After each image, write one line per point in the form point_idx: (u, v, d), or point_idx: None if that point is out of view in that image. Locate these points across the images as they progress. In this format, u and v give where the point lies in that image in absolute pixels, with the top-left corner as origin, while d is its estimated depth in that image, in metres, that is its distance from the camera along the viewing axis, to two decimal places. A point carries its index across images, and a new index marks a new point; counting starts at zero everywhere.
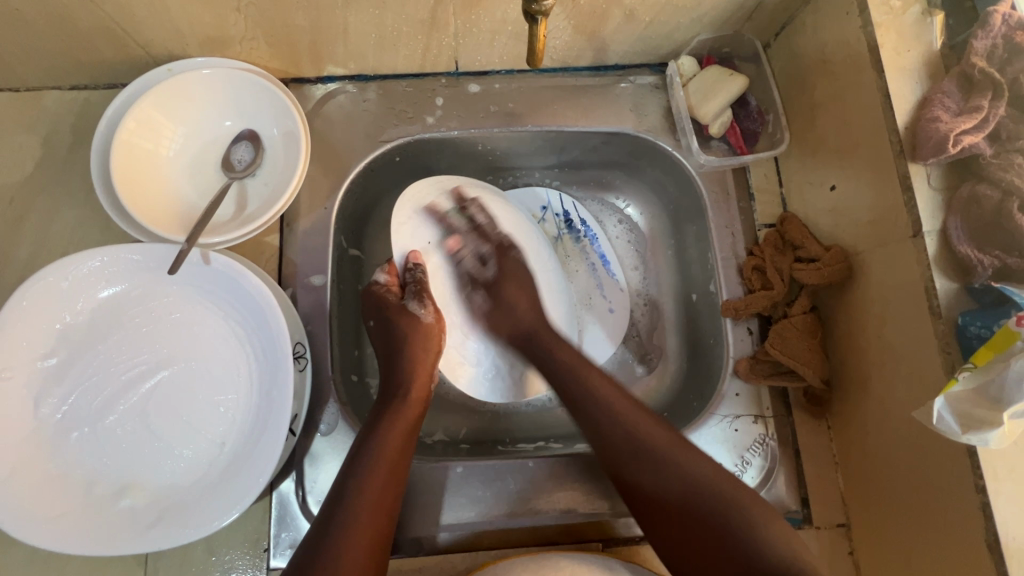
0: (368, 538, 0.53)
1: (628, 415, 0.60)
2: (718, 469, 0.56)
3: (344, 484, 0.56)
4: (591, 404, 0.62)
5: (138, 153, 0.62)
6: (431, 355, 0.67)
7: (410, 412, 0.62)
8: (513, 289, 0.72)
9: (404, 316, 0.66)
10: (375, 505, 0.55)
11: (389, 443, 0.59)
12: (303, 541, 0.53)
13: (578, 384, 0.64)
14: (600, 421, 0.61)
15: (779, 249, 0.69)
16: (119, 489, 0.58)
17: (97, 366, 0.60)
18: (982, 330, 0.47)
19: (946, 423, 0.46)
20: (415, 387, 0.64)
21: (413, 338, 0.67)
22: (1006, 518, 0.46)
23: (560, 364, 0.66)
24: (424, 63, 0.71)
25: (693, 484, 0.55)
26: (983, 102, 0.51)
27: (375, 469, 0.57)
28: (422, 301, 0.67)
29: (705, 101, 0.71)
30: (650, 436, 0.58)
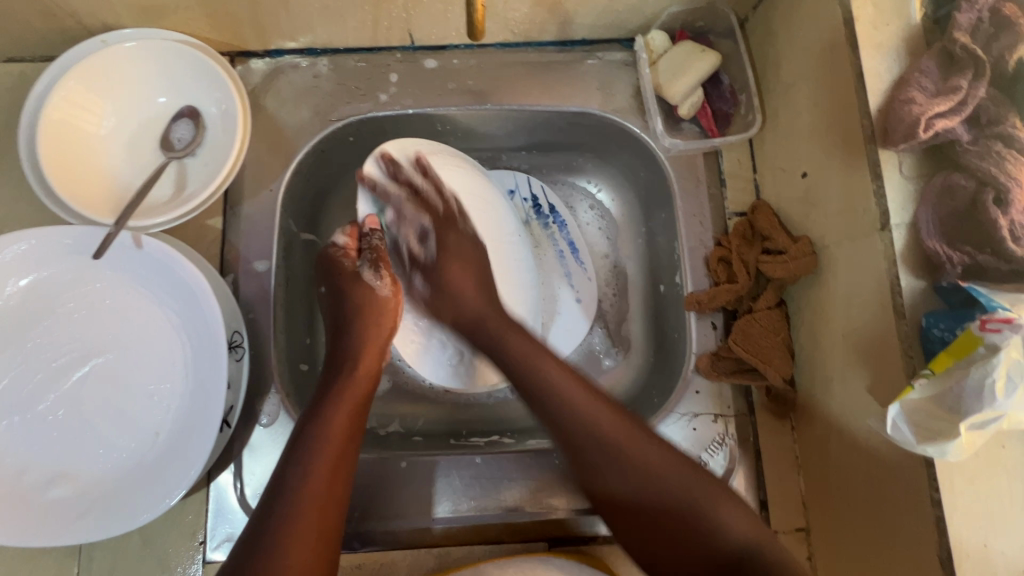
0: (314, 533, 0.49)
1: (563, 386, 0.55)
2: (628, 422, 0.53)
3: (285, 475, 0.52)
4: (529, 377, 0.56)
5: (66, 131, 0.59)
6: (382, 330, 0.63)
7: (357, 394, 0.59)
8: (459, 278, 0.62)
9: (357, 285, 0.63)
10: (320, 496, 0.51)
11: (333, 429, 0.55)
12: (241, 540, 0.49)
13: (524, 356, 0.58)
14: (545, 402, 0.55)
15: (747, 240, 0.65)
16: (50, 480, 0.56)
17: (27, 354, 0.57)
18: (946, 333, 0.43)
19: (901, 433, 0.43)
20: (362, 367, 0.61)
21: (368, 310, 0.63)
22: (959, 533, 0.43)
23: (481, 338, 0.60)
24: (376, 35, 0.67)
25: (627, 441, 0.52)
26: (962, 82, 0.46)
27: (318, 457, 0.53)
28: (378, 271, 0.63)
29: (675, 80, 0.67)
30: (587, 407, 0.54)
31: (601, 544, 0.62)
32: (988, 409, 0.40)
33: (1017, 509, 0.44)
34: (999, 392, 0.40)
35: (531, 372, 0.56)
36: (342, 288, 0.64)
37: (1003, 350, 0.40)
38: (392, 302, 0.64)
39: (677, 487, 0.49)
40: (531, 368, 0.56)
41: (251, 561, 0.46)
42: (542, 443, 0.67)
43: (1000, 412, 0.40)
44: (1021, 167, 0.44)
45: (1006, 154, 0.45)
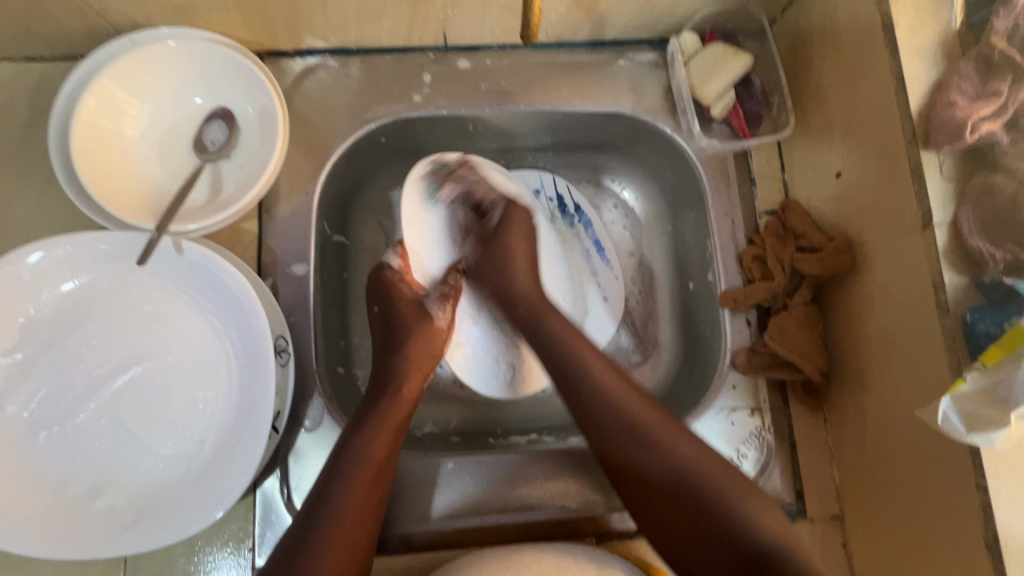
0: (348, 548, 0.50)
1: (633, 407, 0.57)
2: (700, 447, 0.55)
3: (325, 487, 0.53)
4: (575, 373, 0.59)
5: (100, 133, 0.57)
6: (429, 358, 0.63)
7: (400, 412, 0.58)
8: (517, 236, 0.66)
9: (421, 317, 0.63)
10: (358, 513, 0.52)
11: (375, 447, 0.55)
12: (278, 546, 0.51)
13: (569, 357, 0.60)
14: (577, 378, 0.59)
15: (780, 238, 0.66)
16: (94, 490, 0.55)
17: (65, 362, 0.56)
18: (993, 327, 0.45)
19: (951, 424, 0.45)
20: (406, 385, 0.60)
21: (420, 338, 0.63)
22: (1006, 517, 0.45)
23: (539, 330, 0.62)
24: (410, 35, 0.67)
25: (689, 462, 0.53)
26: (1002, 87, 0.48)
27: (358, 473, 0.53)
28: (445, 304, 0.65)
29: (708, 81, 0.68)
30: (656, 427, 0.55)
31: (646, 537, 0.63)
32: None
33: None
34: None
35: (585, 377, 0.59)
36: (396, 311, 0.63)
37: None
38: (444, 333, 0.65)
39: (730, 486, 0.52)
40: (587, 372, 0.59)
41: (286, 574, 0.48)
42: (581, 441, 0.68)
43: None
44: None
45: None
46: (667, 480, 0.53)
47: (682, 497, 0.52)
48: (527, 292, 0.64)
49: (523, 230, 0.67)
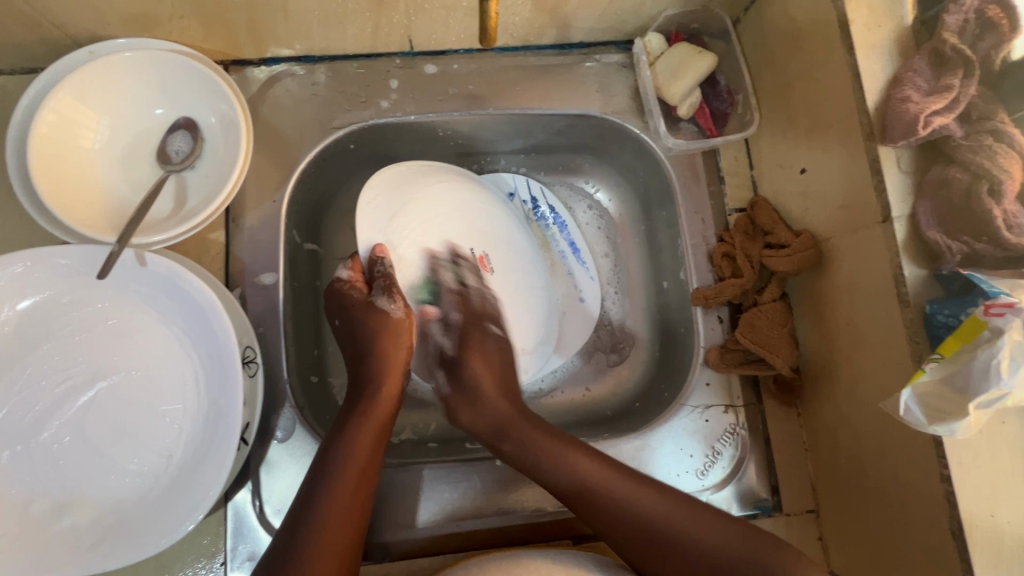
0: (338, 548, 0.49)
1: (588, 469, 0.56)
2: (681, 502, 0.55)
3: (313, 486, 0.51)
4: (533, 460, 0.58)
5: (59, 147, 0.57)
6: (402, 351, 0.61)
7: (382, 407, 0.58)
8: (479, 363, 0.65)
9: (372, 312, 0.60)
10: (344, 515, 0.51)
11: (359, 447, 0.54)
12: (267, 552, 0.48)
13: (517, 438, 0.60)
14: (548, 474, 0.58)
15: (749, 235, 0.67)
16: (58, 510, 0.54)
17: (27, 380, 0.55)
18: (950, 318, 0.46)
19: (913, 415, 0.45)
20: (388, 381, 0.59)
21: (381, 333, 0.60)
22: (969, 505, 0.46)
23: (507, 443, 0.60)
24: (375, 42, 0.67)
25: (672, 521, 0.53)
26: (954, 81, 0.49)
27: (342, 473, 0.52)
28: (393, 296, 0.60)
29: (674, 81, 0.68)
30: (638, 496, 0.55)
31: None
32: (994, 387, 0.43)
33: None
34: (1003, 371, 0.42)
35: (530, 457, 0.59)
36: (354, 319, 0.60)
37: (1006, 332, 0.42)
38: (406, 324, 0.62)
39: (739, 562, 0.51)
40: (554, 458, 0.57)
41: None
42: None
43: (1005, 390, 0.43)
44: (1011, 160, 0.47)
45: (996, 147, 0.47)
46: (640, 539, 0.54)
47: (677, 555, 0.52)
48: (509, 416, 0.62)
49: (487, 335, 0.67)
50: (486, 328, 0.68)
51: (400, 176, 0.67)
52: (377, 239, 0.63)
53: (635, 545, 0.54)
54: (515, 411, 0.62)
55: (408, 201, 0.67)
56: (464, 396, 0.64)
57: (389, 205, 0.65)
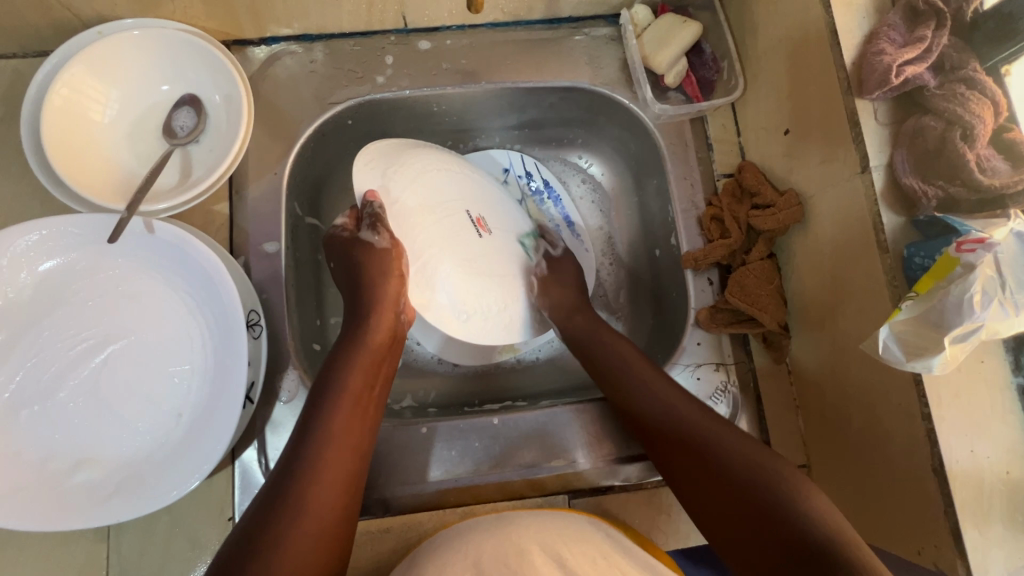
0: (337, 471, 0.51)
1: (639, 369, 0.61)
2: (701, 410, 0.56)
3: (309, 422, 0.53)
4: (620, 372, 0.62)
5: (70, 121, 0.59)
6: (394, 281, 0.59)
7: (373, 346, 0.59)
8: (557, 289, 0.68)
9: (357, 246, 0.59)
10: (342, 440, 0.53)
11: (352, 377, 0.56)
12: (266, 483, 0.50)
13: (620, 362, 0.63)
14: (621, 380, 0.62)
15: (736, 198, 0.69)
16: (75, 465, 0.56)
17: (43, 343, 0.58)
18: (926, 260, 0.47)
19: (892, 353, 0.47)
20: (379, 318, 0.60)
21: (371, 269, 0.59)
22: (949, 442, 0.47)
23: (580, 320, 0.67)
24: (370, 19, 0.69)
25: (699, 427, 0.55)
26: (927, 32, 0.51)
27: (339, 401, 0.54)
28: (376, 228, 0.59)
29: (660, 50, 0.70)
30: (676, 401, 0.58)
31: (618, 492, 0.65)
32: (967, 321, 0.44)
33: (1000, 415, 0.48)
34: (976, 304, 0.44)
35: (628, 377, 0.61)
36: (350, 258, 0.61)
37: (978, 267, 0.44)
38: (393, 255, 0.59)
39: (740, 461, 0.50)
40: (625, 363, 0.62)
41: (274, 505, 0.47)
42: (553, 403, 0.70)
43: (979, 323, 0.44)
44: (982, 106, 0.49)
45: (968, 94, 0.49)
46: (676, 443, 0.55)
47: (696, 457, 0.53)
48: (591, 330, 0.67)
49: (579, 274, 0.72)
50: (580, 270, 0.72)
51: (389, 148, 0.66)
52: (371, 185, 0.61)
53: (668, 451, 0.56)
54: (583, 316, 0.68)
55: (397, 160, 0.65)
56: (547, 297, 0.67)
57: (386, 164, 0.63)
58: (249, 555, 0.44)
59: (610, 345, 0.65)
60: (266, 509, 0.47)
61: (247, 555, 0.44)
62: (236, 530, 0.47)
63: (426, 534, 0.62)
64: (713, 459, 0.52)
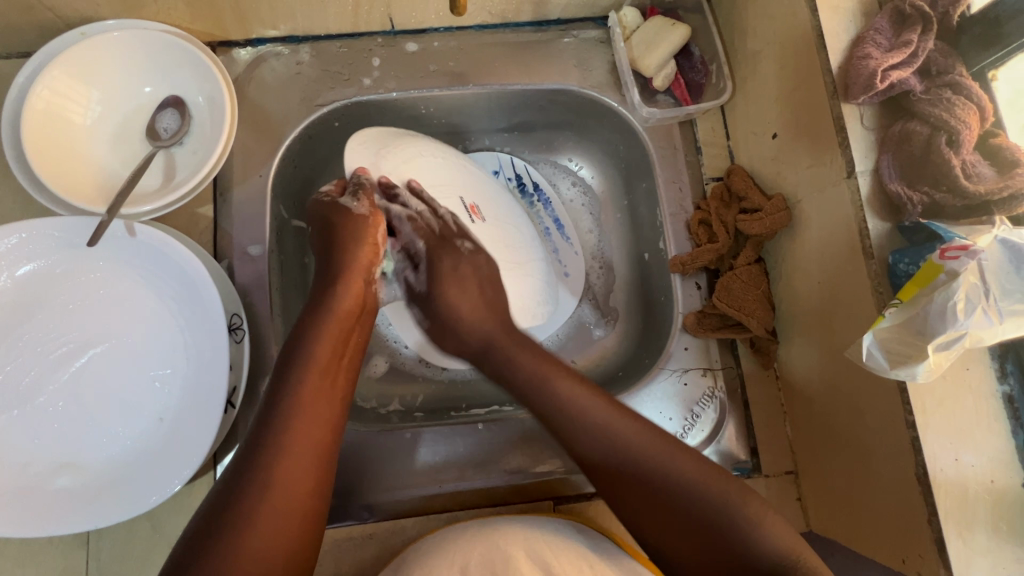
0: (308, 444, 0.49)
1: (532, 365, 0.58)
2: (645, 434, 0.53)
3: (277, 390, 0.51)
4: (544, 400, 0.56)
5: (52, 123, 0.59)
6: (368, 249, 0.59)
7: (343, 310, 0.57)
8: (467, 289, 0.62)
9: (337, 213, 0.59)
10: (313, 412, 0.51)
11: (322, 345, 0.54)
12: (237, 453, 0.49)
13: (531, 375, 0.58)
14: (540, 399, 0.56)
15: (724, 202, 0.68)
16: (53, 470, 0.56)
17: (23, 347, 0.57)
18: (910, 266, 0.47)
19: (876, 360, 0.46)
20: (349, 283, 0.58)
21: (347, 235, 0.59)
22: (934, 450, 0.47)
23: (488, 365, 0.61)
24: (357, 21, 0.69)
25: (643, 451, 0.51)
26: (913, 36, 0.50)
27: (308, 371, 0.52)
28: (358, 194, 0.59)
29: (648, 53, 0.70)
30: (597, 411, 0.54)
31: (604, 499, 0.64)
32: (950, 329, 0.44)
33: (986, 423, 0.48)
34: (959, 312, 0.43)
35: (550, 398, 0.56)
36: (328, 223, 0.60)
37: (962, 275, 0.43)
38: (370, 222, 0.59)
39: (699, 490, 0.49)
40: (546, 383, 0.57)
41: (245, 476, 0.47)
42: None
43: (962, 331, 0.44)
44: (969, 111, 0.48)
45: (954, 99, 0.49)
46: (614, 474, 0.52)
47: (647, 487, 0.50)
48: (492, 337, 0.61)
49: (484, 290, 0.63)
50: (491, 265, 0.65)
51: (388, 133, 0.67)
52: (361, 162, 0.61)
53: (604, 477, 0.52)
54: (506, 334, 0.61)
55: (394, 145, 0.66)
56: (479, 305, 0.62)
57: (382, 147, 0.64)
58: (221, 528, 0.44)
59: (527, 361, 0.59)
60: (235, 481, 0.47)
61: (219, 527, 0.44)
62: (208, 502, 0.46)
63: (411, 541, 0.61)
64: (663, 485, 0.50)
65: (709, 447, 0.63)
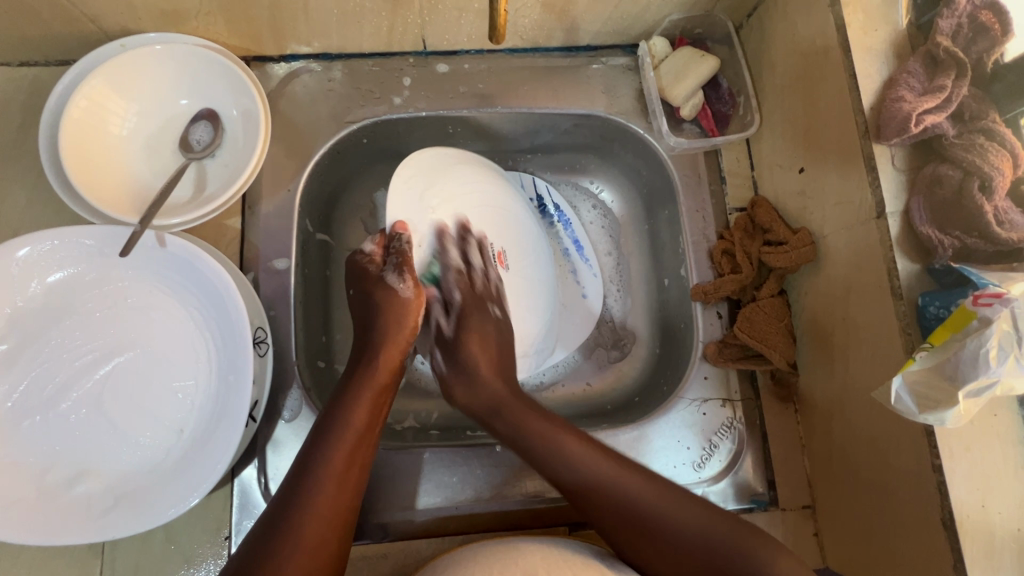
0: (333, 508, 0.51)
1: (572, 447, 0.57)
2: (652, 484, 0.55)
3: (309, 457, 0.53)
4: (534, 452, 0.58)
5: (90, 133, 0.60)
6: (406, 331, 0.61)
7: (377, 381, 0.59)
8: (478, 356, 0.64)
9: (379, 287, 0.61)
10: (340, 478, 0.53)
11: (357, 412, 0.56)
12: (264, 513, 0.50)
13: (551, 455, 0.57)
14: (556, 467, 0.56)
15: (748, 233, 0.69)
16: (73, 477, 0.56)
17: (49, 353, 0.57)
18: (941, 310, 0.47)
19: (904, 403, 0.47)
20: (384, 355, 0.61)
21: (390, 310, 0.61)
22: (960, 496, 0.47)
23: (498, 423, 0.61)
24: (390, 41, 0.70)
25: (647, 505, 0.53)
26: (947, 82, 0.51)
27: (342, 437, 0.54)
28: (402, 275, 0.60)
29: (676, 83, 0.71)
30: (598, 461, 0.56)
31: None
32: (981, 376, 0.44)
33: (1012, 470, 0.47)
34: (991, 360, 0.44)
35: (561, 461, 0.56)
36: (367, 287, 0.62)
37: (994, 322, 0.44)
38: (414, 304, 0.61)
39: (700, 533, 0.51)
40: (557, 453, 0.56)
41: (270, 538, 0.48)
42: None
43: (994, 379, 0.44)
44: (1001, 158, 0.49)
45: (987, 146, 0.49)
46: (623, 522, 0.53)
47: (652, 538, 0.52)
48: (503, 397, 0.62)
49: (485, 341, 0.64)
50: (485, 327, 0.65)
51: (433, 160, 0.67)
52: (400, 217, 0.60)
53: (619, 524, 0.53)
54: (511, 392, 0.62)
55: (441, 180, 0.66)
56: (459, 381, 0.64)
57: (422, 191, 0.64)
58: None
59: (532, 423, 0.59)
60: (261, 540, 0.48)
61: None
62: (232, 561, 0.47)
63: (425, 561, 0.61)
64: (659, 530, 0.52)
65: (727, 478, 0.63)
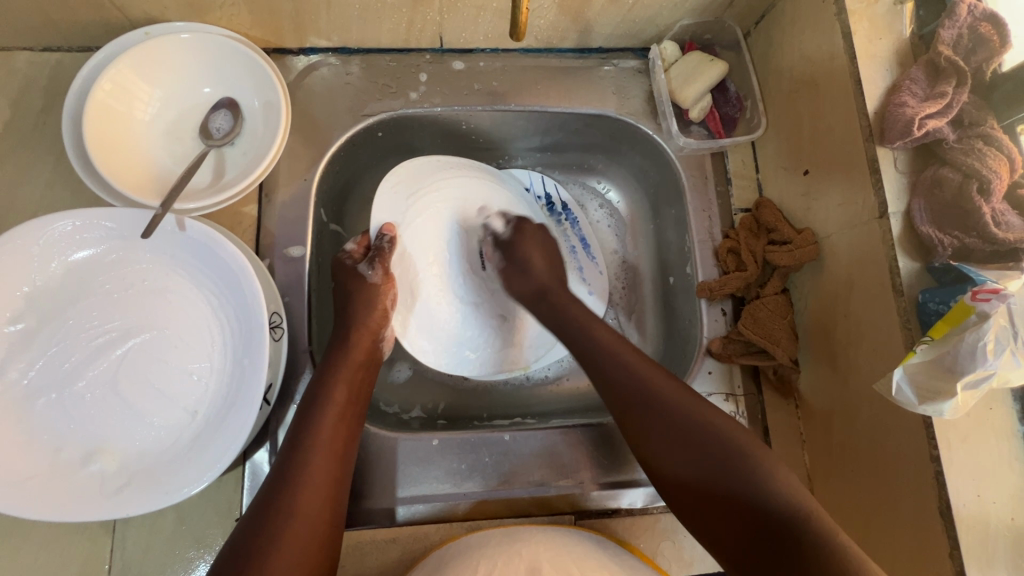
0: (325, 480, 0.52)
1: (619, 350, 0.61)
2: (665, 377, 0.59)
3: (297, 434, 0.54)
4: (595, 356, 0.62)
5: (113, 118, 0.61)
6: (373, 312, 0.64)
7: (354, 360, 0.61)
8: (532, 248, 0.71)
9: (353, 277, 0.65)
10: (327, 451, 0.54)
11: (336, 388, 0.58)
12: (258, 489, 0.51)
13: (595, 352, 0.62)
14: (594, 361, 0.62)
15: (753, 232, 0.70)
16: (87, 455, 0.56)
17: (67, 332, 0.58)
18: (941, 305, 0.49)
19: (904, 395, 0.49)
20: (356, 337, 0.62)
21: (361, 299, 0.64)
22: (956, 486, 0.48)
23: (546, 303, 0.68)
24: (408, 38, 0.71)
25: (665, 394, 0.57)
26: (948, 89, 0.53)
27: (325, 412, 0.56)
28: (373, 263, 0.65)
29: (686, 85, 0.73)
30: (636, 362, 0.60)
31: (624, 516, 0.65)
32: (979, 368, 0.46)
33: (1004, 460, 0.49)
34: (988, 353, 0.46)
35: (603, 356, 0.61)
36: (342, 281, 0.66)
37: (991, 317, 0.46)
38: (383, 290, 0.65)
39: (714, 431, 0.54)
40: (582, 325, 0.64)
41: (266, 510, 0.49)
42: (564, 422, 0.70)
43: (990, 371, 0.47)
44: (999, 162, 0.51)
45: (985, 150, 0.51)
46: (640, 404, 0.57)
47: (654, 414, 0.56)
48: (548, 284, 0.69)
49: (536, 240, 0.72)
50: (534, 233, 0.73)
51: (421, 167, 0.73)
52: (386, 219, 0.68)
53: (639, 418, 0.57)
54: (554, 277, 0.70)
55: (428, 182, 0.73)
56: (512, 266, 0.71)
57: (409, 193, 0.71)
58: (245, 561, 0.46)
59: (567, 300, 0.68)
60: (261, 512, 0.49)
61: (241, 564, 0.45)
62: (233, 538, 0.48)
63: (432, 547, 0.62)
64: (668, 416, 0.55)
65: None
